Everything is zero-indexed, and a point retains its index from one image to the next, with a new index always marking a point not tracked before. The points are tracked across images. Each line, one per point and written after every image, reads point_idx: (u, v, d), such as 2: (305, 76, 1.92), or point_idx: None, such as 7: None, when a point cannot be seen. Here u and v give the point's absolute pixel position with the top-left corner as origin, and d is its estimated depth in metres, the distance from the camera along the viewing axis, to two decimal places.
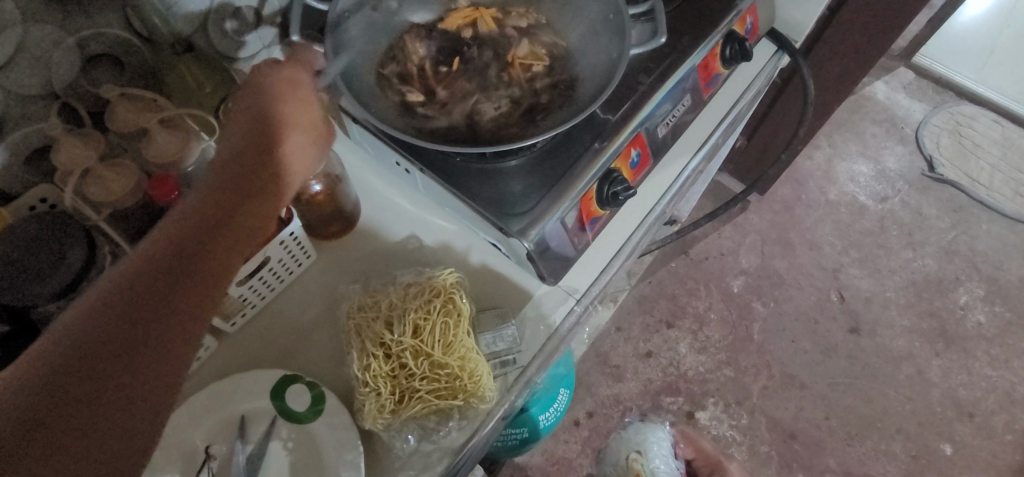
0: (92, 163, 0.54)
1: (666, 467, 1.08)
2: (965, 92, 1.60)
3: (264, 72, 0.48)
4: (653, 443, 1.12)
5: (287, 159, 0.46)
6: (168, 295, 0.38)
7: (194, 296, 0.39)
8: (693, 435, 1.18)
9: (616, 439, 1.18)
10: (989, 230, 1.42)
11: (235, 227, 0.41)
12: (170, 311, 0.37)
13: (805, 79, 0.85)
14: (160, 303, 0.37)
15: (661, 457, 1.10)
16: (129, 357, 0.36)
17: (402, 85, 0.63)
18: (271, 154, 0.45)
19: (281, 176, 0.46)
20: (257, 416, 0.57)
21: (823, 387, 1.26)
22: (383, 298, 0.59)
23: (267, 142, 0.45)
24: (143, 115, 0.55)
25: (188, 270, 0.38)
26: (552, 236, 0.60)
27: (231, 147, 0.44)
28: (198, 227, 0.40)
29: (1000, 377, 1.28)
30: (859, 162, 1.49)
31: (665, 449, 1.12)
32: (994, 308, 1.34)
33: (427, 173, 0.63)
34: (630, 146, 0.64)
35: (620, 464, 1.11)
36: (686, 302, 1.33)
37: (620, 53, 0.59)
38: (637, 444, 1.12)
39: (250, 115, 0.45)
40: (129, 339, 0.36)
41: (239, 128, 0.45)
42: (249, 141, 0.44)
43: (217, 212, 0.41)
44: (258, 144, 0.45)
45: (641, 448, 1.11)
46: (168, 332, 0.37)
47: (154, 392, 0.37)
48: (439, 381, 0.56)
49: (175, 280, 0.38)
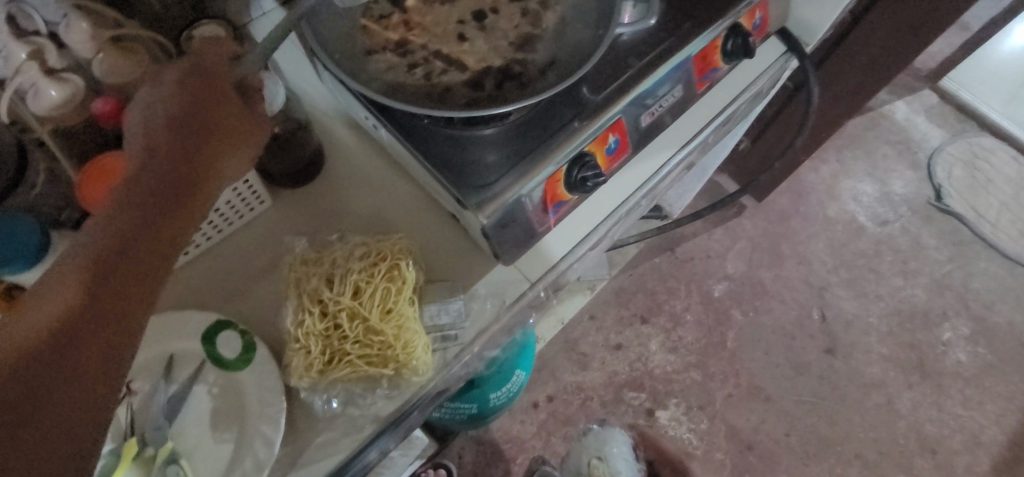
0: (35, 75, 0.51)
1: (627, 470, 1.13)
2: (988, 123, 1.54)
3: (213, 58, 0.46)
4: (614, 446, 1.16)
5: (230, 150, 0.45)
6: (103, 294, 0.38)
7: (128, 296, 0.39)
8: (652, 438, 1.19)
9: (576, 443, 1.19)
10: (986, 269, 1.38)
11: (175, 221, 0.42)
12: (100, 313, 0.38)
13: (812, 87, 0.81)
14: (91, 305, 0.37)
15: (622, 460, 1.15)
16: (63, 354, 0.36)
17: (376, 36, 0.60)
18: (227, 148, 0.45)
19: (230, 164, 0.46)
20: (187, 356, 0.57)
21: (788, 403, 1.24)
22: (328, 255, 0.57)
23: (206, 130, 0.44)
24: (97, 32, 0.54)
25: (125, 264, 0.39)
26: (511, 213, 0.58)
27: (176, 138, 0.43)
28: (137, 221, 0.40)
29: (970, 418, 1.26)
30: (864, 182, 1.44)
31: (625, 452, 1.16)
32: (977, 349, 1.31)
33: (393, 132, 0.60)
34: (608, 131, 0.61)
35: (581, 471, 1.15)
36: (664, 299, 1.31)
37: (607, 32, 0.56)
38: (597, 449, 1.16)
39: (197, 95, 0.44)
40: (67, 340, 0.36)
41: (190, 114, 0.43)
42: (200, 130, 0.44)
43: (149, 209, 0.40)
44: (210, 134, 0.44)
45: (602, 453, 1.15)
46: (106, 330, 0.38)
47: (84, 396, 0.37)
48: (372, 347, 0.54)
49: (105, 280, 0.38)
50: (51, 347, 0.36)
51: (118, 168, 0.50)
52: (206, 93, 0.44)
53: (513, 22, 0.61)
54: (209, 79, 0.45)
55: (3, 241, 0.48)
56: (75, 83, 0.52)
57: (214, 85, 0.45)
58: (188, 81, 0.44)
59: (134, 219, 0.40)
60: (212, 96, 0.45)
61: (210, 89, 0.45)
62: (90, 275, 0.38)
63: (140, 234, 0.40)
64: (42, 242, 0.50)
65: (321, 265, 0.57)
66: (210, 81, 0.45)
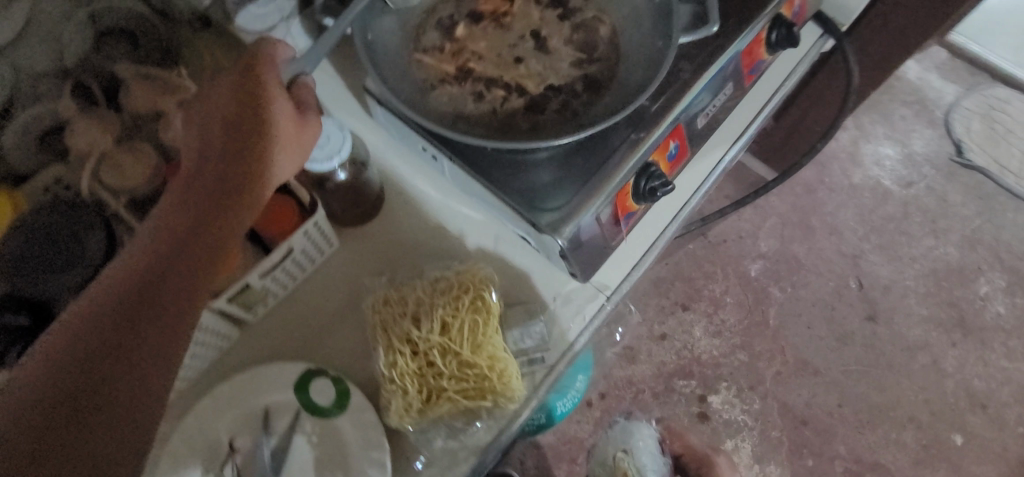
0: (109, 147, 0.52)
1: (654, 462, 1.06)
2: (1000, 73, 1.54)
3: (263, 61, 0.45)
4: (638, 440, 1.12)
5: (277, 148, 0.44)
6: (155, 301, 0.38)
7: (179, 301, 0.39)
8: (680, 433, 1.16)
9: (602, 439, 1.17)
10: (1014, 219, 1.39)
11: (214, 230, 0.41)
12: (151, 320, 0.38)
13: (850, 66, 0.80)
14: (145, 312, 0.38)
15: (648, 453, 1.09)
16: (111, 369, 0.37)
17: (431, 69, 0.60)
18: (274, 146, 0.43)
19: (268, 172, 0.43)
20: (282, 408, 0.57)
21: (837, 374, 1.25)
22: (410, 293, 0.57)
23: (253, 128, 0.42)
24: (160, 98, 0.54)
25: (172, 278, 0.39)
26: (585, 231, 0.58)
27: (223, 139, 0.42)
28: (181, 233, 0.40)
29: (1016, 369, 1.27)
30: (885, 145, 1.45)
31: (653, 446, 1.11)
32: (1015, 300, 1.32)
33: (456, 162, 0.59)
34: (669, 138, 0.61)
35: (608, 463, 1.09)
36: (702, 285, 1.31)
37: (667, 42, 0.56)
38: (624, 443, 1.12)
39: (244, 95, 0.43)
40: (117, 347, 0.37)
41: (239, 114, 0.43)
42: (245, 129, 0.42)
43: (198, 214, 0.40)
44: (256, 132, 0.42)
45: (627, 447, 1.11)
46: (156, 336, 0.38)
47: (136, 404, 0.37)
48: (468, 380, 0.55)
49: (157, 287, 0.39)
50: (97, 369, 0.37)
51: None
52: (252, 93, 0.43)
53: (563, 41, 0.61)
54: (257, 79, 0.44)
55: None
56: (148, 151, 0.52)
57: (261, 83, 0.44)
58: (240, 81, 0.44)
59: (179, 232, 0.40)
60: (259, 95, 0.43)
61: (258, 87, 0.43)
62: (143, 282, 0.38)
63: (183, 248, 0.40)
64: None
65: (404, 303, 0.57)
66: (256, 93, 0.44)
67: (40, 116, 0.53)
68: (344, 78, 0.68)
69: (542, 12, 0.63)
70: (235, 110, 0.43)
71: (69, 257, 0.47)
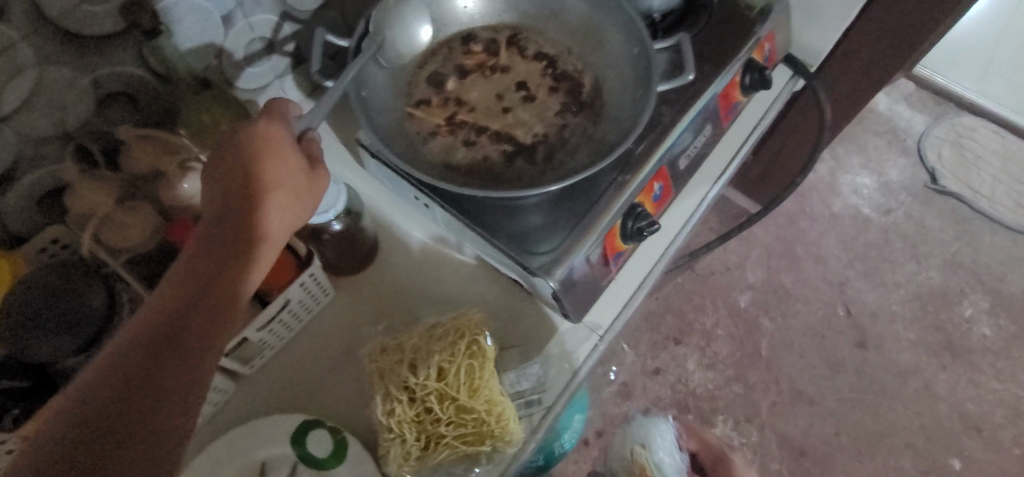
0: (109, 208, 0.53)
1: (672, 456, 1.10)
2: (965, 102, 1.61)
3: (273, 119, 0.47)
4: (656, 436, 1.13)
5: (288, 200, 0.45)
6: (175, 350, 0.39)
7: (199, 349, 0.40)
8: (696, 428, 1.19)
9: (621, 436, 1.18)
10: (991, 242, 1.43)
11: (221, 284, 0.41)
12: (171, 369, 0.39)
13: (821, 103, 0.84)
14: (164, 361, 0.39)
15: (666, 449, 1.12)
16: (133, 419, 0.37)
17: (423, 122, 0.62)
18: (287, 198, 0.45)
19: (276, 221, 0.44)
20: (280, 460, 0.56)
21: (831, 402, 1.26)
22: (406, 341, 0.58)
23: (265, 183, 0.44)
24: (160, 158, 0.55)
25: (184, 334, 0.39)
26: (577, 272, 0.59)
27: (238, 193, 0.44)
28: (198, 283, 0.41)
29: (1006, 390, 1.29)
30: (862, 175, 1.49)
31: (669, 441, 1.13)
32: (999, 321, 1.34)
33: (449, 210, 0.61)
34: (653, 180, 0.64)
35: (625, 460, 1.12)
36: (693, 318, 1.33)
37: (647, 91, 0.58)
38: (641, 438, 1.14)
39: (258, 148, 0.45)
40: (139, 396, 0.38)
41: (253, 167, 0.44)
42: (260, 183, 0.44)
43: (215, 264, 0.42)
44: (270, 186, 0.44)
45: (645, 441, 1.13)
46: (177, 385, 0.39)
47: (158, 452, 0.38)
48: (466, 425, 0.55)
49: (177, 335, 0.39)
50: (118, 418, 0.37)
51: None
52: (264, 148, 0.45)
53: (547, 92, 0.64)
54: (269, 135, 0.46)
55: None
56: (148, 211, 0.54)
57: (273, 140, 0.46)
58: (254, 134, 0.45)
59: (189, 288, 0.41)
60: (270, 151, 0.45)
61: (271, 142, 0.45)
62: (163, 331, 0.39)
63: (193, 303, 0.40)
64: None
65: (400, 350, 0.58)
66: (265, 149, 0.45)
67: (43, 180, 0.54)
68: (338, 132, 0.70)
69: (526, 65, 0.66)
70: (248, 163, 0.44)
71: (71, 319, 0.47)
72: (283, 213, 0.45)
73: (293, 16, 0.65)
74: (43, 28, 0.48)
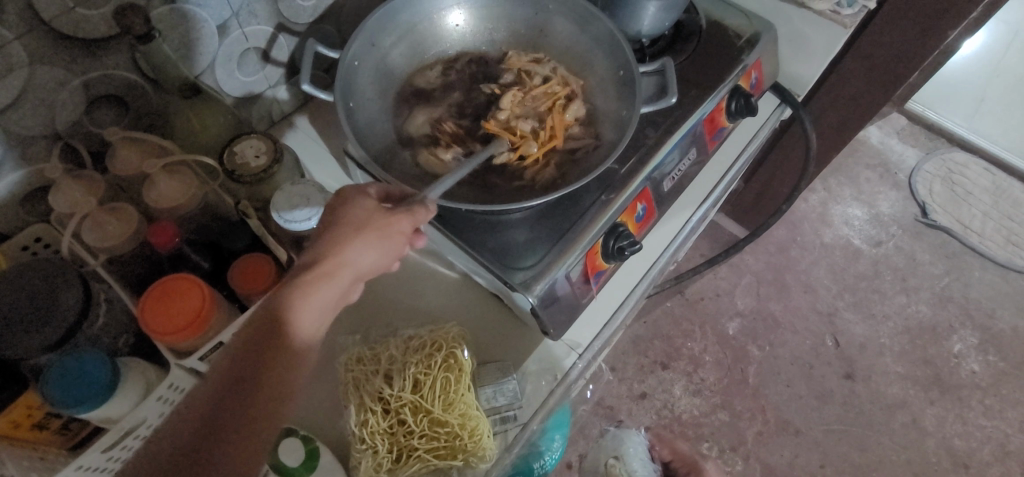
0: (92, 208, 0.54)
1: (646, 467, 1.02)
2: (957, 138, 1.63)
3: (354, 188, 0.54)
4: (631, 447, 1.06)
5: (356, 247, 0.50)
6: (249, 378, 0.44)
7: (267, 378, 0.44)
8: (667, 438, 1.17)
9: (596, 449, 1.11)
10: (981, 278, 1.43)
11: (292, 329, 0.46)
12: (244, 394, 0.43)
13: (807, 132, 0.85)
14: (240, 388, 0.43)
15: (640, 460, 1.04)
16: (211, 435, 0.41)
17: (410, 138, 0.63)
18: (356, 246, 0.50)
19: (346, 265, 0.50)
20: None
21: (818, 434, 1.25)
22: (383, 351, 0.58)
23: (340, 236, 0.50)
24: (146, 160, 0.56)
25: (259, 363, 0.44)
26: (557, 289, 0.59)
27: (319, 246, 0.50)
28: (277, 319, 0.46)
29: (995, 428, 1.28)
30: (853, 206, 1.50)
31: (643, 453, 1.06)
32: (988, 357, 1.34)
33: (432, 223, 0.62)
34: (636, 200, 0.64)
35: (598, 472, 1.04)
36: (681, 343, 1.32)
37: (631, 112, 0.59)
38: (614, 450, 1.06)
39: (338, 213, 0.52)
40: (216, 415, 0.42)
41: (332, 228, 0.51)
42: (333, 237, 0.50)
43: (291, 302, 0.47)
44: (342, 238, 0.50)
45: (618, 454, 1.05)
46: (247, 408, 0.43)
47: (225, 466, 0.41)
48: (439, 439, 0.55)
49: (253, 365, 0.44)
50: (201, 434, 0.41)
51: (180, 288, 0.53)
52: (341, 212, 0.52)
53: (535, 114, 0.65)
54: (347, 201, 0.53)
55: (74, 379, 0.47)
56: (129, 211, 0.54)
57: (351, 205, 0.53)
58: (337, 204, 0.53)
59: (263, 330, 0.46)
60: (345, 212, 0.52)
61: (349, 207, 0.52)
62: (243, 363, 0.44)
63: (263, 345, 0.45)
64: (111, 374, 0.48)
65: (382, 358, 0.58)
66: (354, 217, 0.52)
67: (28, 179, 0.55)
68: (329, 145, 0.72)
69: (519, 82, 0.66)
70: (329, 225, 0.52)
71: (43, 314, 0.47)
72: (353, 259, 0.50)
73: (290, 29, 0.68)
74: (36, 28, 0.49)
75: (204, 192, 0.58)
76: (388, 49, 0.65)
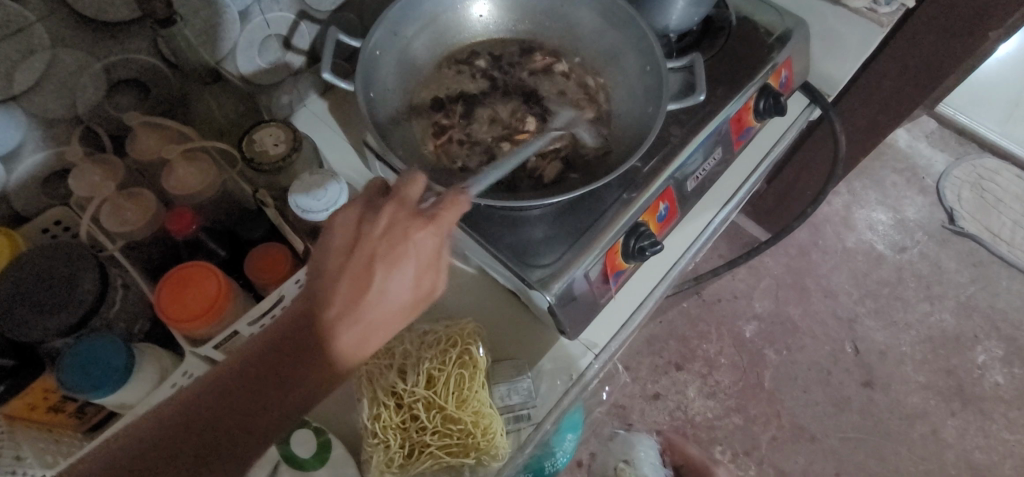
0: (110, 192, 0.54)
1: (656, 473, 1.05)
2: (988, 143, 1.58)
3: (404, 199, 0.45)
4: (641, 451, 1.09)
5: (386, 289, 0.43)
6: (244, 407, 0.42)
7: (268, 413, 0.42)
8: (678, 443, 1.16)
9: (604, 451, 1.13)
10: (1009, 288, 1.39)
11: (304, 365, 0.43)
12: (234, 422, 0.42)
13: (837, 134, 0.83)
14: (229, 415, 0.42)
15: (650, 465, 1.07)
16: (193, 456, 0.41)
17: (428, 132, 0.62)
18: (386, 285, 0.43)
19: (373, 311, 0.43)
20: (259, 463, 0.54)
21: (834, 441, 1.23)
22: (398, 345, 0.57)
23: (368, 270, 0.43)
24: (164, 145, 0.56)
25: (258, 396, 0.42)
26: (576, 288, 0.58)
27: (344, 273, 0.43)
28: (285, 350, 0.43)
29: (1018, 442, 1.24)
30: (878, 210, 1.47)
31: (653, 458, 1.09)
32: (1013, 369, 1.30)
33: (451, 217, 0.61)
34: (658, 200, 0.62)
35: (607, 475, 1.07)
36: (696, 344, 1.30)
37: (656, 109, 0.58)
38: (624, 454, 1.09)
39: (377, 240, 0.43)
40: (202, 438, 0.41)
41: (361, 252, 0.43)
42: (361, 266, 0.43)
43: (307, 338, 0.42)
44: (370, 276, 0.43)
45: (629, 458, 1.08)
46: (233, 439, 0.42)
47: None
48: (452, 436, 0.54)
49: (249, 393, 0.42)
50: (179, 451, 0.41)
51: (197, 277, 0.52)
52: (380, 233, 0.44)
53: (544, 104, 0.64)
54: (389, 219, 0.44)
55: (90, 364, 0.47)
56: (148, 197, 0.54)
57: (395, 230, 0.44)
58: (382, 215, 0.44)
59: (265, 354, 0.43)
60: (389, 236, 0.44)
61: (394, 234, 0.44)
62: (238, 383, 0.42)
63: (273, 382, 0.42)
64: (127, 360, 0.48)
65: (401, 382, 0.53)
66: (405, 248, 0.44)
67: (48, 162, 0.55)
68: (349, 134, 0.72)
69: (523, 71, 0.66)
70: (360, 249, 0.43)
71: (61, 297, 0.47)
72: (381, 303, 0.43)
73: (311, 16, 0.67)
74: (57, 11, 0.48)
75: (222, 179, 0.57)
76: (410, 38, 0.64)
